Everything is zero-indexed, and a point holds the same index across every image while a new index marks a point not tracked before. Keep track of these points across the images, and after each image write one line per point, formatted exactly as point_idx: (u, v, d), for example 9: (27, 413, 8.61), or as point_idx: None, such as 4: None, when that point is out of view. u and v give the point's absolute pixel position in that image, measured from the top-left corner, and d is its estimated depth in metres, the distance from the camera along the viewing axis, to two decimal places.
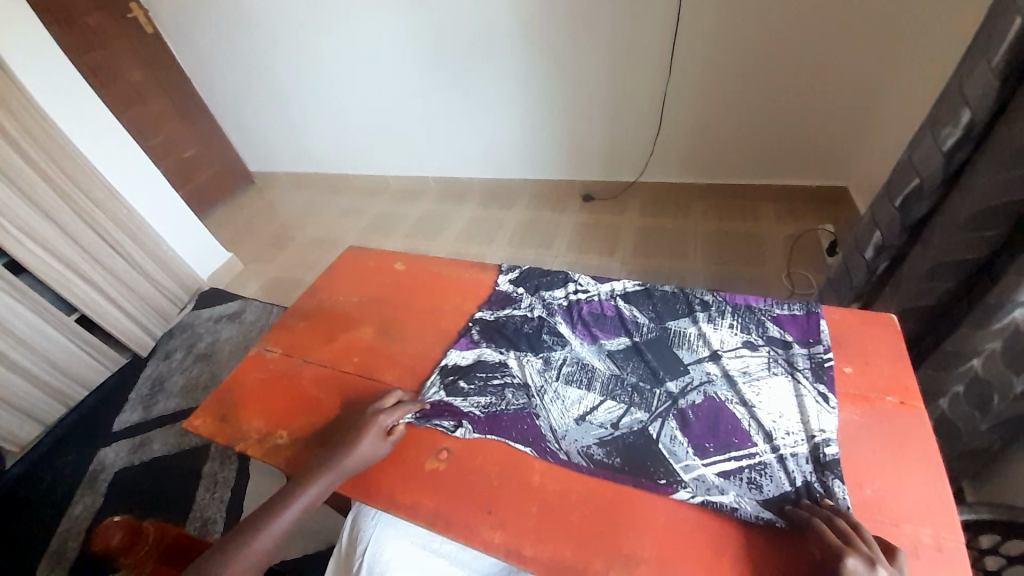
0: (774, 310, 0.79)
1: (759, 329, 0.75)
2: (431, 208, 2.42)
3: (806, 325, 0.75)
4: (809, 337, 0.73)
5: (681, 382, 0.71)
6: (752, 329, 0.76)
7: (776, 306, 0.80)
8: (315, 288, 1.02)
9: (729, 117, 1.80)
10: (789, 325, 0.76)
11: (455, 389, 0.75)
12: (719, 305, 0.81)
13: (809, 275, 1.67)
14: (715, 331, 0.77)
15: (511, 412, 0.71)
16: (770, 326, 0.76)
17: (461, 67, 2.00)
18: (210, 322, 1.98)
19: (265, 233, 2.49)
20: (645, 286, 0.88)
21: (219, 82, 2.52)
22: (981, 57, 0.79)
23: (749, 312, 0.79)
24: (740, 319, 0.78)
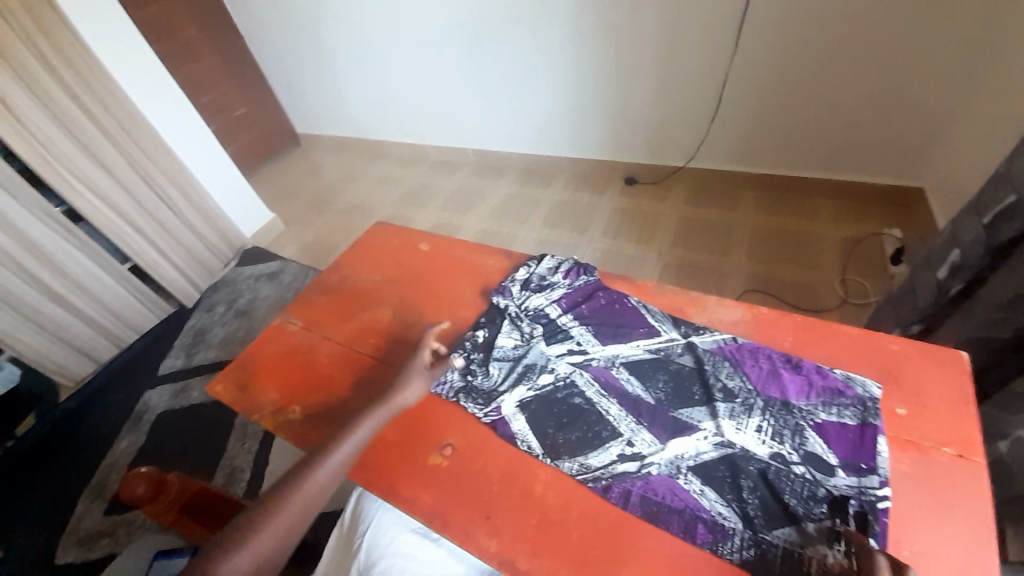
0: (819, 412, 0.59)
1: (793, 441, 0.57)
2: (467, 181, 2.38)
3: (858, 443, 0.56)
4: (859, 461, 0.55)
5: (675, 504, 0.56)
6: (786, 438, 0.57)
7: (824, 404, 0.60)
8: (341, 262, 1.01)
9: (796, 105, 1.63)
10: (836, 437, 0.57)
11: (402, 472, 0.65)
12: (747, 395, 0.62)
13: (864, 284, 1.54)
14: (734, 434, 0.59)
15: (459, 515, 0.60)
16: (811, 438, 0.57)
17: (508, 34, 1.91)
18: (250, 279, 2.06)
19: (305, 196, 2.54)
20: (655, 353, 0.69)
21: (268, 41, 2.54)
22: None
23: (786, 413, 0.59)
24: (772, 421, 0.59)
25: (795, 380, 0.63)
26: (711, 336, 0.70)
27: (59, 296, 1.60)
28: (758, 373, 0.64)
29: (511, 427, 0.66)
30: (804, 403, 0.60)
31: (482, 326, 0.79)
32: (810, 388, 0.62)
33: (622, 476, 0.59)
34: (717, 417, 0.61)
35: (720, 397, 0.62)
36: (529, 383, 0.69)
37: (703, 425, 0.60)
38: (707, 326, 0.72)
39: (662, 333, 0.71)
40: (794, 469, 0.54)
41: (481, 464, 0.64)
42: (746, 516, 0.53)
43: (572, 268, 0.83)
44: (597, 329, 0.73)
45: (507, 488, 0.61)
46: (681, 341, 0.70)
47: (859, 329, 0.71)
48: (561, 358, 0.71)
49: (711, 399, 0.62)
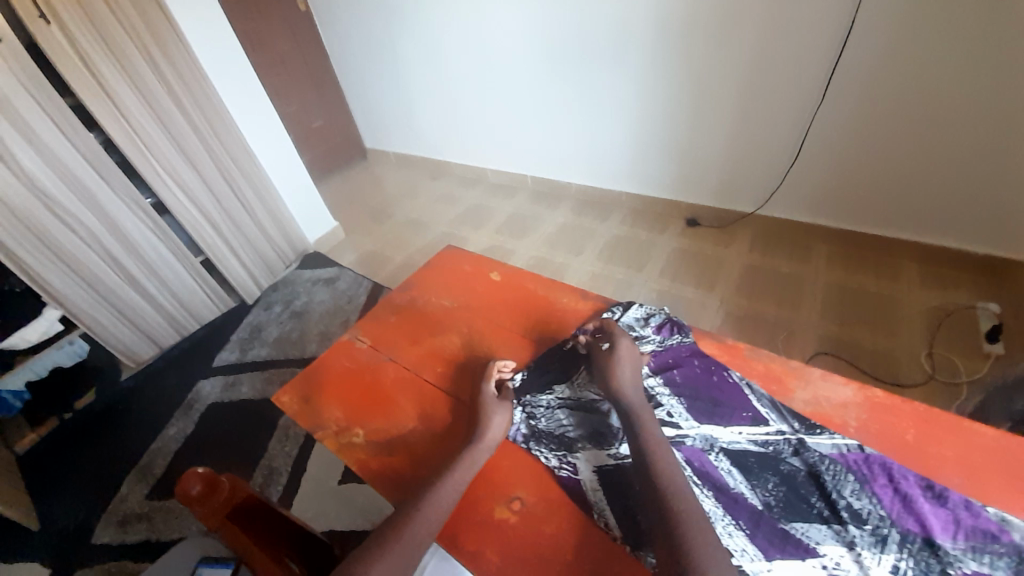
0: (966, 560, 0.49)
1: None
2: (524, 207, 2.39)
3: None
4: None
5: None
6: None
7: (979, 554, 0.50)
8: (411, 282, 1.01)
9: (885, 162, 1.53)
10: None
11: (459, 535, 0.60)
12: (880, 523, 0.52)
13: (955, 360, 1.39)
14: (864, 571, 0.49)
15: None
16: None
17: (582, 67, 1.92)
18: (308, 283, 2.12)
19: (367, 207, 2.63)
20: (762, 447, 0.60)
21: (350, 61, 2.69)
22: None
23: (931, 557, 0.50)
24: (915, 564, 0.49)
25: (938, 514, 0.53)
26: (829, 438, 0.60)
27: (137, 282, 1.70)
28: (892, 497, 0.54)
29: (586, 490, 0.61)
30: (947, 541, 0.50)
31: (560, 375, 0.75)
32: (959, 528, 0.52)
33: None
34: (838, 537, 0.52)
35: (840, 519, 0.53)
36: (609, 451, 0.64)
37: (822, 548, 0.51)
38: (812, 405, 0.65)
39: (770, 424, 0.63)
40: None
41: (554, 526, 0.59)
42: None
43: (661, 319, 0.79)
44: (690, 402, 0.67)
45: (580, 559, 0.56)
46: (790, 437, 0.61)
47: (998, 431, 0.60)
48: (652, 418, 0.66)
49: (831, 520, 0.54)
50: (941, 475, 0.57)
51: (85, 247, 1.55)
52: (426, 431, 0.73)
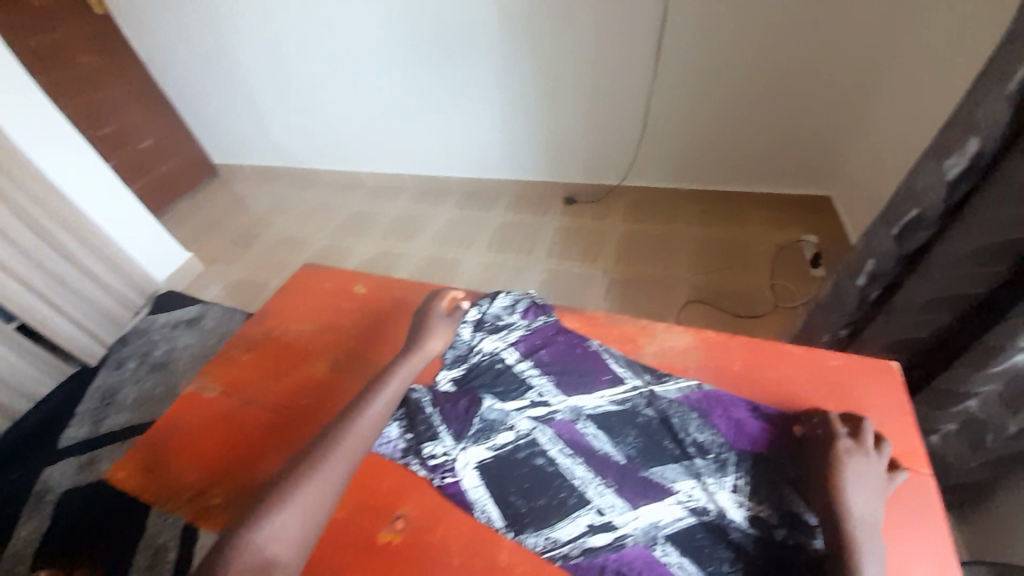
0: (791, 466, 0.57)
1: (770, 500, 0.55)
2: (407, 207, 2.30)
3: None
4: None
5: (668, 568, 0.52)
6: (763, 498, 0.55)
7: (795, 455, 0.58)
8: (266, 311, 0.92)
9: (713, 125, 1.75)
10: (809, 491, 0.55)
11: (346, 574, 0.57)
12: (720, 450, 0.60)
13: (791, 287, 1.64)
14: (711, 497, 0.56)
15: None
16: (789, 497, 0.55)
17: (436, 61, 1.89)
18: (167, 328, 1.83)
19: (229, 231, 2.34)
20: (621, 406, 0.65)
21: (177, 71, 2.37)
22: (993, 65, 0.71)
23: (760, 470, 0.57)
24: (749, 479, 0.57)
25: (763, 430, 0.61)
26: (676, 384, 0.67)
27: None
28: (727, 424, 0.62)
29: (468, 490, 0.60)
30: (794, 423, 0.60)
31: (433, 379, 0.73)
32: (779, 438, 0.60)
33: (589, 535, 0.54)
34: (688, 472, 0.58)
35: (688, 455, 0.60)
36: (487, 443, 0.64)
37: (675, 485, 0.57)
38: (660, 356, 0.71)
39: (627, 382, 0.67)
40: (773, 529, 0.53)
41: (439, 536, 0.57)
42: None
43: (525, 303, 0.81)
44: (558, 378, 0.70)
45: (468, 560, 0.55)
46: (644, 391, 0.66)
47: (801, 346, 0.71)
48: (525, 402, 0.67)
49: (681, 458, 0.59)
50: (763, 394, 0.65)
51: None
52: None
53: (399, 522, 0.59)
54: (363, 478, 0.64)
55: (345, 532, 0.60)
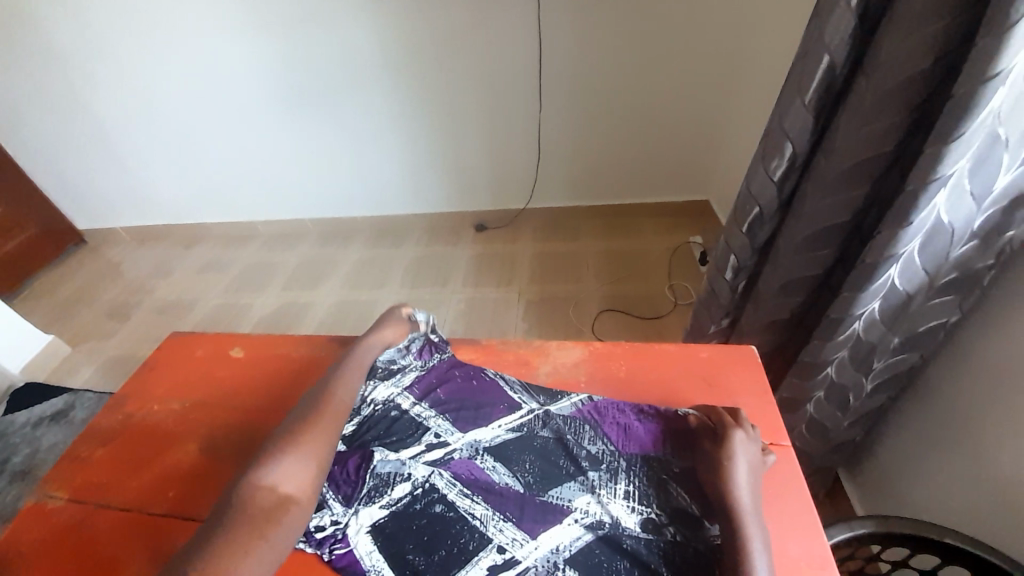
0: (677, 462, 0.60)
1: (659, 499, 0.57)
2: (311, 253, 2.17)
3: None
4: None
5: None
6: (653, 498, 0.57)
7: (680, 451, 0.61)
8: (127, 394, 0.80)
9: (598, 145, 1.90)
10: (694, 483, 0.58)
11: None
12: (611, 458, 0.61)
13: (688, 285, 1.78)
14: (605, 508, 0.57)
15: None
16: (675, 492, 0.57)
17: (327, 101, 1.87)
18: (26, 428, 1.54)
19: (101, 304, 2.05)
20: (517, 432, 0.64)
21: (26, 130, 2.11)
22: (788, 82, 0.85)
23: (649, 471, 0.59)
24: (640, 482, 0.59)
25: (650, 430, 0.63)
26: (569, 399, 0.67)
27: None
28: (616, 431, 0.63)
29: (362, 556, 0.57)
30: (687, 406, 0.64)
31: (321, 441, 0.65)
32: (664, 436, 0.62)
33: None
34: (584, 488, 0.59)
35: (584, 470, 0.60)
36: (383, 499, 0.59)
37: (573, 504, 0.57)
38: (554, 375, 0.73)
39: (522, 407, 0.66)
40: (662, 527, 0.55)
41: None
42: None
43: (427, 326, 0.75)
44: (456, 414, 0.66)
45: None
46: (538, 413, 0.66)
47: (678, 344, 0.75)
48: (421, 447, 0.63)
49: (578, 475, 0.60)
50: (648, 397, 0.69)
51: None
52: None
53: None
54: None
55: None
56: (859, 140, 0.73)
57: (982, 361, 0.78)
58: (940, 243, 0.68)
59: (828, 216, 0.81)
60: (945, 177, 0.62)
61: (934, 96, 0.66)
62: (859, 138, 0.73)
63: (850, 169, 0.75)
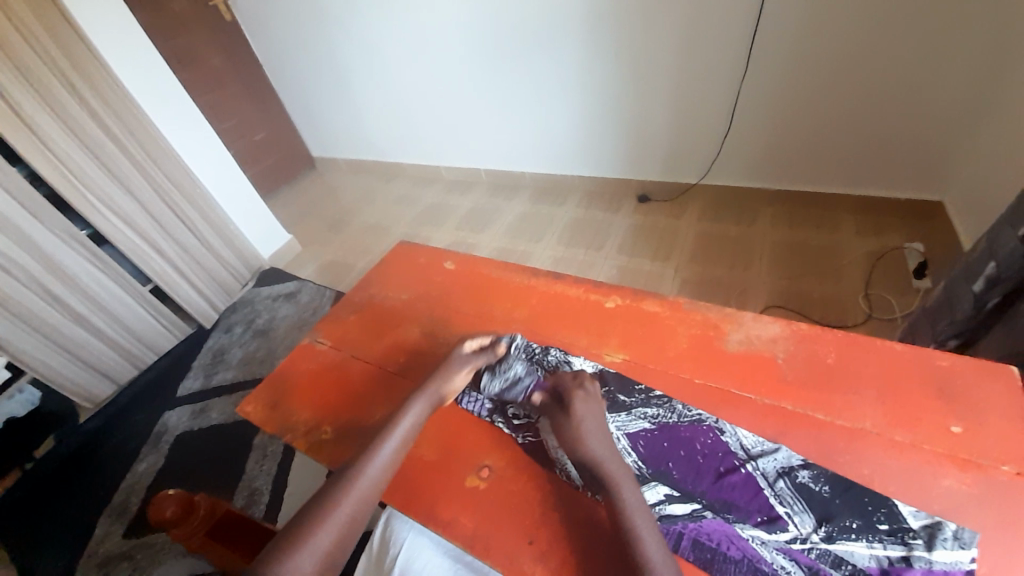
0: (879, 456, 0.57)
1: (854, 489, 0.55)
2: (480, 200, 2.37)
3: (918, 493, 0.53)
4: (927, 514, 0.52)
5: (736, 539, 0.53)
6: (847, 485, 0.55)
7: (881, 450, 0.57)
8: (367, 281, 1.03)
9: (810, 120, 1.63)
10: (896, 484, 0.55)
11: (438, 507, 0.64)
12: (799, 438, 0.60)
13: (890, 298, 1.49)
14: (784, 473, 0.57)
15: (497, 555, 0.58)
16: (876, 489, 0.54)
17: (520, 56, 1.94)
18: (268, 299, 2.03)
19: (321, 217, 2.56)
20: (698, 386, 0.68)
21: (287, 70, 2.63)
22: None
23: (843, 457, 0.57)
24: (833, 467, 0.57)
25: (844, 425, 0.60)
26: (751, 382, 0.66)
27: (81, 318, 1.62)
28: (804, 414, 0.62)
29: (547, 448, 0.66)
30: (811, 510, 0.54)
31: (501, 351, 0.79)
32: (867, 435, 0.59)
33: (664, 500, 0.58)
34: (763, 450, 0.60)
35: (767, 437, 0.61)
36: None
37: (748, 458, 0.59)
38: (746, 344, 0.71)
39: (696, 371, 0.70)
40: (858, 516, 0.53)
41: (522, 485, 0.63)
42: (812, 572, 0.50)
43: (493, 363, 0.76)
44: (632, 362, 0.74)
45: (550, 510, 0.60)
46: (719, 381, 0.68)
47: (904, 344, 0.67)
48: (591, 367, 0.74)
49: (757, 437, 0.61)
50: (852, 386, 0.64)
51: (21, 287, 1.47)
52: None
53: (486, 470, 0.66)
54: (457, 426, 0.72)
55: (438, 472, 0.68)
56: None
57: None
58: None
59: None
60: None
61: None
62: None
63: None
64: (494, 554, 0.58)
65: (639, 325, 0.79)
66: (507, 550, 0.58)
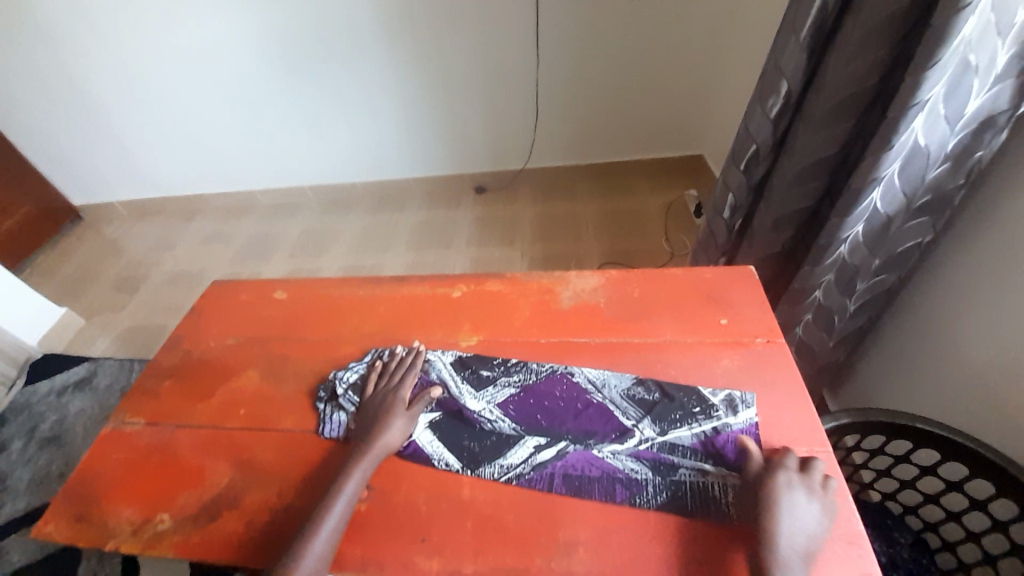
0: (683, 358, 0.71)
1: (676, 392, 0.66)
2: (312, 222, 2.19)
3: (710, 378, 0.68)
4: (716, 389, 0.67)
5: (596, 463, 0.62)
6: (669, 390, 0.67)
7: (684, 353, 0.72)
8: (181, 336, 0.88)
9: (596, 100, 1.90)
10: (696, 377, 0.69)
11: None
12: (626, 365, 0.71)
13: (684, 237, 1.83)
14: (624, 398, 0.67)
15: (393, 565, 0.57)
16: (687, 386, 0.67)
17: (320, 65, 1.84)
18: (53, 396, 1.57)
19: (107, 278, 2.07)
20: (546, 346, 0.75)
21: (9, 104, 2.05)
22: (785, 23, 0.89)
23: (659, 370, 0.70)
24: (656, 380, 0.69)
25: (656, 344, 0.73)
26: (586, 330, 0.76)
27: None
28: (628, 344, 0.74)
29: (425, 447, 0.66)
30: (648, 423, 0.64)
31: (356, 368, 0.75)
32: (674, 346, 0.73)
33: (534, 454, 0.63)
34: (603, 383, 0.69)
35: (604, 370, 0.71)
36: (434, 403, 0.69)
37: (594, 394, 0.68)
38: (576, 299, 0.81)
39: (541, 334, 0.77)
40: (684, 412, 0.64)
41: (403, 491, 0.63)
42: (654, 467, 0.61)
43: (404, 383, 0.71)
44: (485, 342, 0.78)
45: (436, 504, 0.61)
46: (561, 337, 0.76)
47: (685, 269, 0.84)
48: (450, 355, 0.75)
49: (597, 374, 0.70)
50: (658, 311, 0.78)
51: None
52: (250, 479, 0.67)
53: (367, 491, 0.63)
54: (323, 459, 0.67)
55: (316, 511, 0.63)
56: (848, 72, 0.79)
57: (962, 277, 0.86)
58: (917, 166, 0.76)
59: (819, 145, 0.87)
60: (923, 102, 0.70)
61: (914, 25, 0.72)
62: (851, 72, 0.78)
63: (840, 100, 0.82)
64: (390, 566, 0.57)
65: (486, 306, 0.84)
66: (402, 556, 0.58)
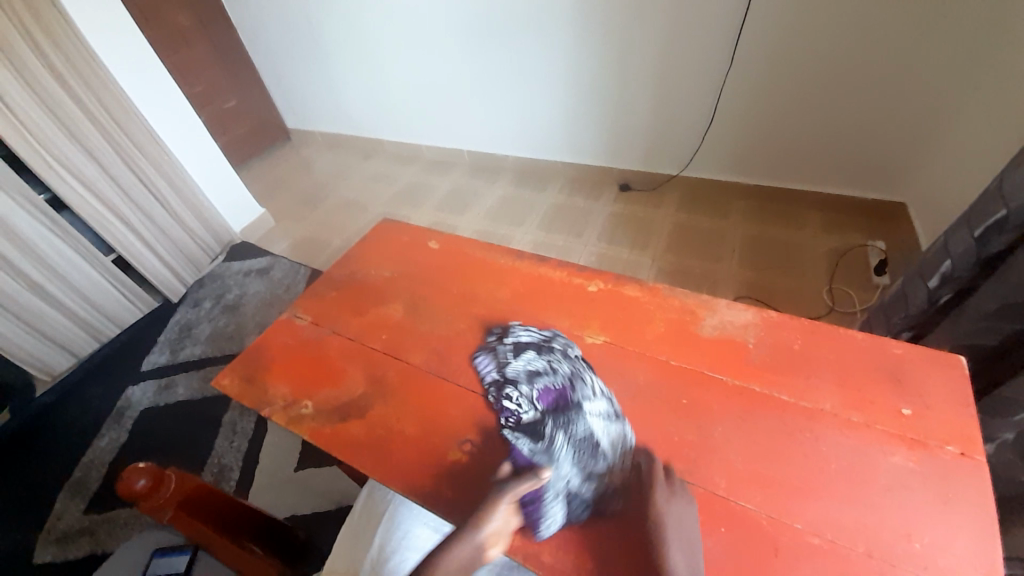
0: (829, 439, 0.61)
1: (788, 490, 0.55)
2: (461, 182, 2.34)
3: (860, 467, 0.58)
4: (862, 483, 0.57)
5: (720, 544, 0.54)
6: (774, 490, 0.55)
7: (834, 432, 0.62)
8: (350, 257, 1.02)
9: (795, 118, 1.65)
10: (842, 459, 0.60)
11: (423, 484, 0.65)
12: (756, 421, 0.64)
13: (851, 293, 1.56)
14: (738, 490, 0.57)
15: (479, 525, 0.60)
16: (828, 465, 0.59)
17: (509, 38, 1.90)
18: (239, 274, 1.96)
19: (296, 191, 2.47)
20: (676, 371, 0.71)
21: (264, 37, 2.50)
22: None
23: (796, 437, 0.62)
24: (789, 447, 0.61)
25: (799, 407, 0.65)
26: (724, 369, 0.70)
27: (36, 286, 1.49)
28: (768, 398, 0.66)
29: (532, 428, 0.67)
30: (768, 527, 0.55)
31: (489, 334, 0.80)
32: (819, 415, 0.64)
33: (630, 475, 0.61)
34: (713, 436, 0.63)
35: (735, 414, 0.65)
36: (550, 389, 0.71)
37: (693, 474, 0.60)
38: (719, 329, 0.76)
39: (672, 357, 0.73)
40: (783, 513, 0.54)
41: (501, 459, 0.66)
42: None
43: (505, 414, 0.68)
44: (612, 347, 0.76)
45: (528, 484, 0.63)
46: (696, 367, 0.71)
47: (865, 334, 0.72)
48: (574, 350, 0.76)
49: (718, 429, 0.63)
50: (817, 371, 0.68)
51: None
52: (376, 396, 0.75)
53: (469, 444, 0.67)
54: (438, 402, 0.73)
55: (427, 446, 0.69)
56: None
57: None
58: None
59: None
60: None
61: None
62: None
63: None
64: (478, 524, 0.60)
65: (620, 309, 0.81)
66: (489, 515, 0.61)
